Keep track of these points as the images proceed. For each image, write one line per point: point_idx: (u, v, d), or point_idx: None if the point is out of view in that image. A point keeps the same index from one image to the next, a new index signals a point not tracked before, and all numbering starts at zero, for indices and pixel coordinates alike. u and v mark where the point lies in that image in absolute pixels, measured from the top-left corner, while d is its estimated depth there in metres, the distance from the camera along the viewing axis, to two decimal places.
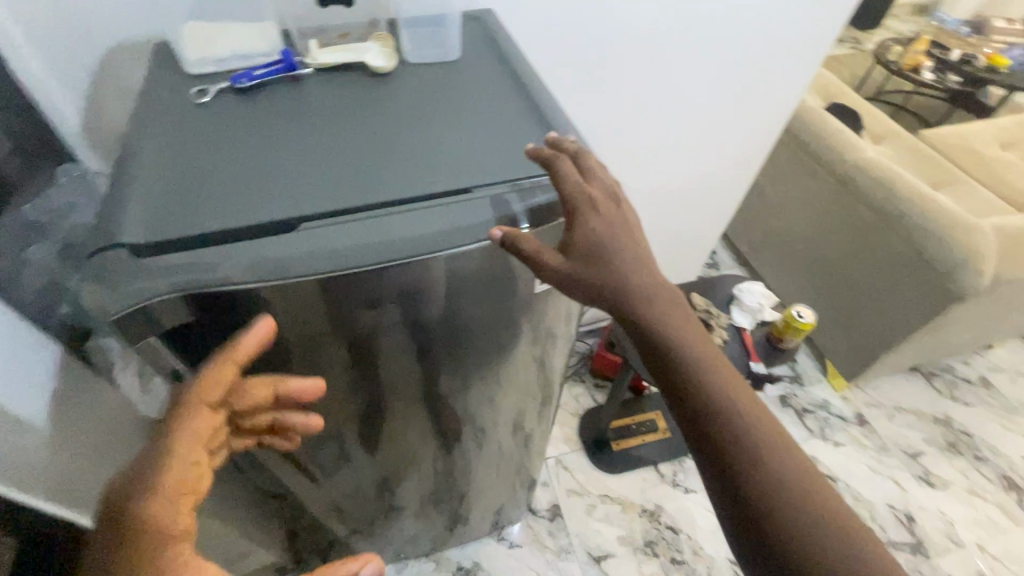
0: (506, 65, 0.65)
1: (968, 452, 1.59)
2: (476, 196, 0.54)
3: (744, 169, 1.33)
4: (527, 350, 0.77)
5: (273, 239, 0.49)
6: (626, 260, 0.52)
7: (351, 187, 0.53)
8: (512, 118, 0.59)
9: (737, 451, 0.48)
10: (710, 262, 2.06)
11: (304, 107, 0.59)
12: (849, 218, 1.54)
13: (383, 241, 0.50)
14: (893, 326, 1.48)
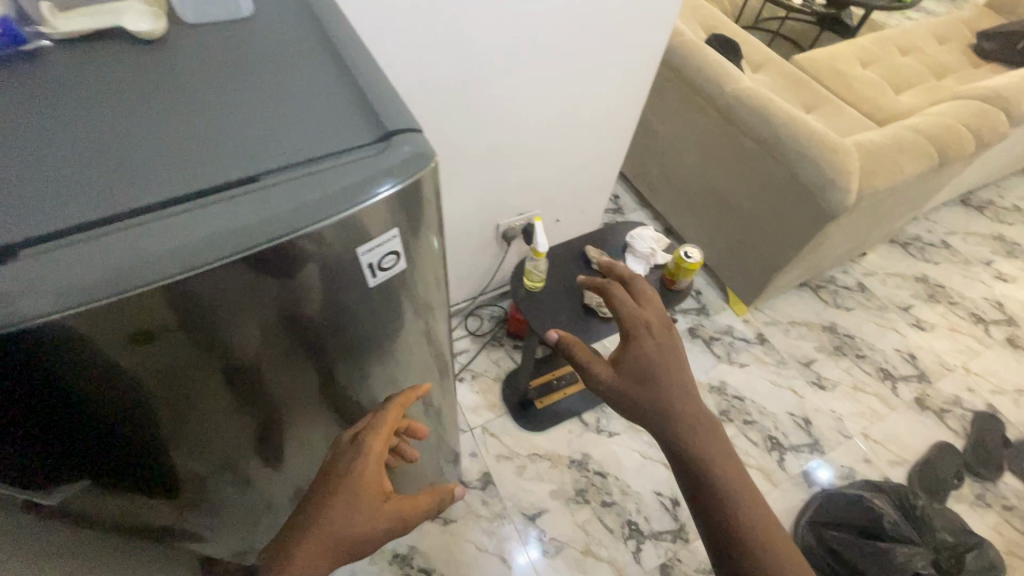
0: (316, 15, 0.56)
1: (851, 352, 1.76)
2: (298, 173, 0.44)
3: (624, 108, 1.30)
4: (410, 331, 0.70)
5: (67, 254, 0.37)
6: (661, 381, 0.73)
7: (156, 176, 0.42)
8: (325, 78, 0.50)
9: (719, 514, 0.68)
10: (615, 207, 2.08)
11: (68, 87, 0.46)
12: (734, 150, 1.58)
13: (224, 231, 0.41)
14: (779, 248, 1.56)
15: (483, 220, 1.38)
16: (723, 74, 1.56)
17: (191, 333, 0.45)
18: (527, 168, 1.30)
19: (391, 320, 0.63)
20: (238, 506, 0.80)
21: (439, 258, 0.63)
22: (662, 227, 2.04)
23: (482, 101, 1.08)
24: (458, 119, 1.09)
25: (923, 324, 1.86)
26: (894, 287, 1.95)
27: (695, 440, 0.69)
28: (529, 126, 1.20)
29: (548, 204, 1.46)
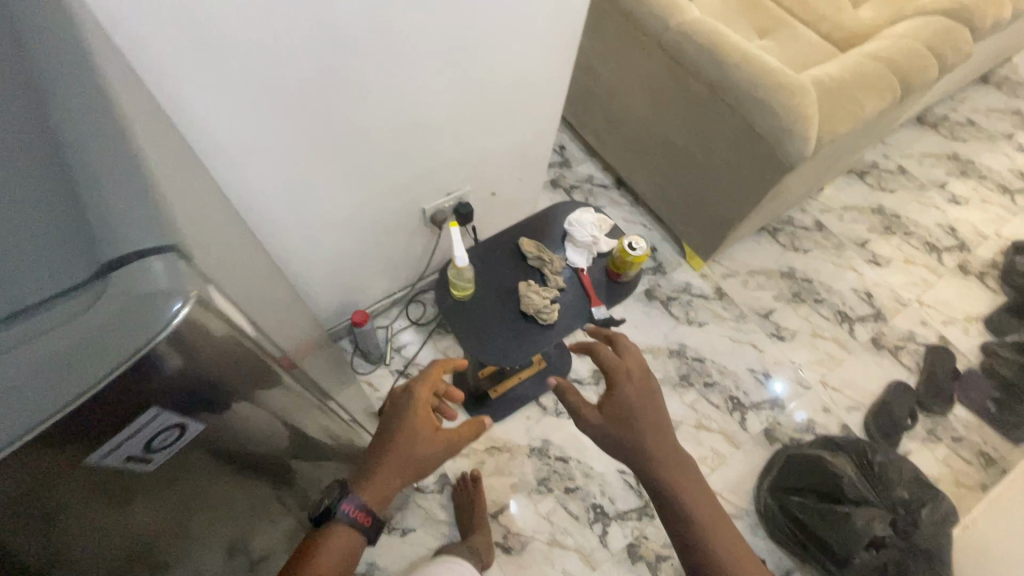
0: (29, 73, 0.40)
1: (810, 298, 1.71)
2: (34, 329, 0.30)
3: (546, 65, 1.10)
4: (287, 415, 0.56)
5: None
6: (646, 428, 0.89)
7: None
8: (37, 178, 0.36)
9: (689, 528, 0.86)
10: (561, 160, 1.89)
11: None
12: (685, 95, 1.39)
13: None
14: (734, 203, 1.44)
15: (402, 210, 1.19)
16: (668, 5, 1.34)
17: None
18: (444, 146, 1.10)
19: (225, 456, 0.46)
20: None
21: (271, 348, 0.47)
22: (612, 179, 1.88)
23: (370, 86, 0.86)
24: (340, 112, 0.87)
25: (879, 258, 1.82)
26: (851, 222, 1.89)
27: (669, 471, 0.88)
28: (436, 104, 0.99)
29: (477, 179, 1.26)
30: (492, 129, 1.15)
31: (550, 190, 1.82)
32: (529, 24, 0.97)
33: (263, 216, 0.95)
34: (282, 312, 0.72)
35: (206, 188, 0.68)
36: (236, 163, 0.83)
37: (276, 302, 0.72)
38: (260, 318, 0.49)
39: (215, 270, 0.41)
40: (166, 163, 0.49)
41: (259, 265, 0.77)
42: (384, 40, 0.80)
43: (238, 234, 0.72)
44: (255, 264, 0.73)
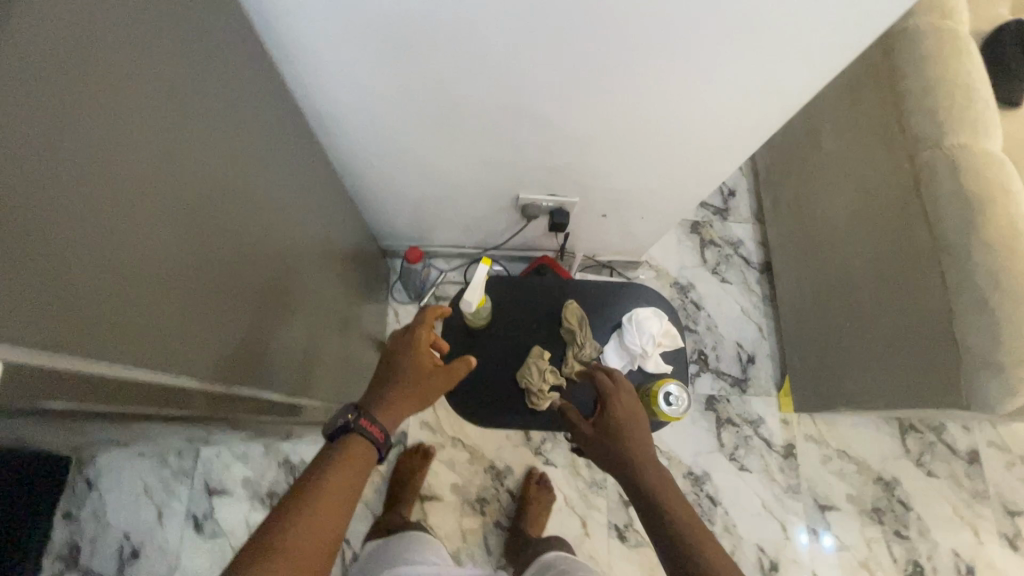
0: None
1: (890, 524, 1.36)
2: None
3: (735, 122, 0.83)
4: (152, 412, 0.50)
5: None
6: (634, 445, 0.68)
7: None
8: None
9: None
10: (720, 206, 1.59)
11: None
12: (899, 234, 1.03)
13: None
14: (872, 386, 1.10)
15: (493, 185, 1.06)
16: (959, 114, 0.96)
17: None
18: (565, 151, 0.93)
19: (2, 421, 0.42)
20: (32, 449, 0.73)
21: (104, 350, 0.40)
22: (761, 260, 1.55)
23: (493, 53, 0.70)
24: (448, 67, 0.73)
25: (1017, 540, 1.37)
26: (1018, 480, 1.42)
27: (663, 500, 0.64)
28: (569, 104, 0.80)
29: (590, 196, 1.08)
30: (629, 160, 0.95)
31: (685, 232, 1.55)
32: (729, 72, 0.72)
33: (344, 127, 0.89)
34: (262, 257, 0.66)
35: (247, 100, 0.62)
36: (323, 71, 0.75)
37: (264, 243, 0.67)
38: (130, 309, 0.42)
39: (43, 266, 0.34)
40: (129, 92, 0.41)
41: (278, 193, 0.71)
42: (527, 13, 0.63)
43: (259, 159, 0.65)
44: (264, 195, 0.67)
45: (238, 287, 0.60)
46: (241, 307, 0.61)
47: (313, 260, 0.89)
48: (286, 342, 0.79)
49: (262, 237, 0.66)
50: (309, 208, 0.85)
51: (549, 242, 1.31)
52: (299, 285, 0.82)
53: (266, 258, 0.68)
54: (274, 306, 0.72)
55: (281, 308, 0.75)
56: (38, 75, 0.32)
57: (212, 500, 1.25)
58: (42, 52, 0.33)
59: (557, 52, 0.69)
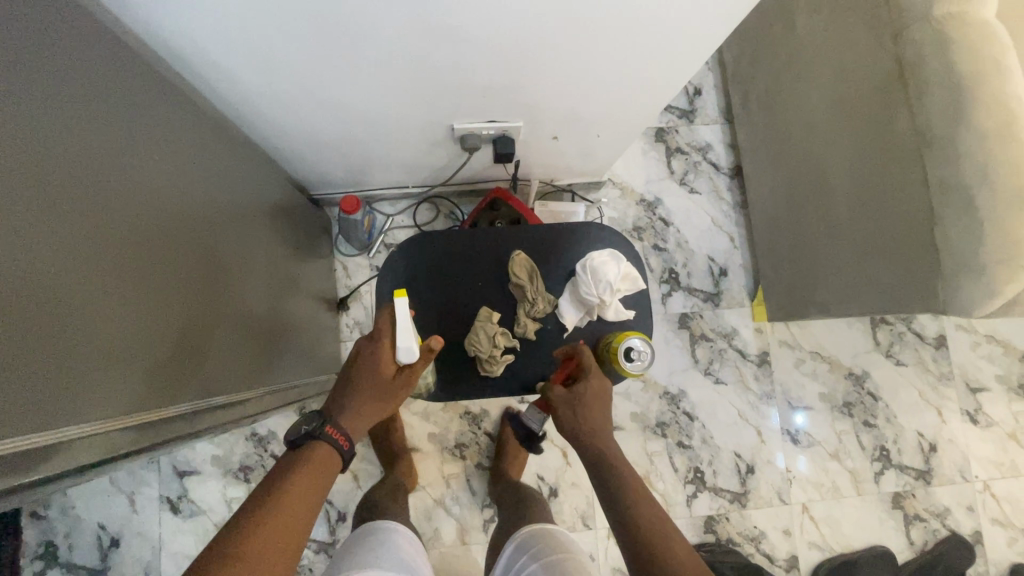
0: None
1: (859, 416, 1.40)
2: None
3: (686, 25, 0.70)
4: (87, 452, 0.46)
5: None
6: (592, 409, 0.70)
7: None
8: None
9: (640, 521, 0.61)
10: (686, 108, 1.44)
11: None
12: (879, 130, 0.92)
13: None
14: (851, 296, 1.05)
15: (420, 118, 0.91)
16: None
17: None
18: (498, 74, 0.78)
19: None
20: None
21: None
22: (731, 163, 1.45)
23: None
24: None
25: (978, 415, 1.43)
26: (982, 357, 1.46)
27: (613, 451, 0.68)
28: (488, 23, 0.65)
29: (536, 119, 0.95)
30: (573, 78, 0.81)
31: (649, 141, 1.42)
32: None
33: (217, 73, 0.73)
34: (81, 276, 0.48)
35: (30, 61, 0.45)
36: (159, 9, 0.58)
37: (77, 256, 0.48)
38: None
39: None
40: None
41: (111, 178, 0.53)
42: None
43: (43, 139, 0.45)
44: (73, 185, 0.48)
45: (23, 335, 0.42)
46: (38, 358, 0.43)
47: (216, 236, 0.75)
48: (180, 347, 0.63)
49: (78, 243, 0.48)
50: (191, 181, 0.69)
51: (499, 172, 1.18)
52: (186, 280, 0.65)
53: (105, 273, 0.51)
54: (127, 328, 0.54)
55: (150, 319, 0.58)
56: None
57: (184, 481, 1.22)
58: None
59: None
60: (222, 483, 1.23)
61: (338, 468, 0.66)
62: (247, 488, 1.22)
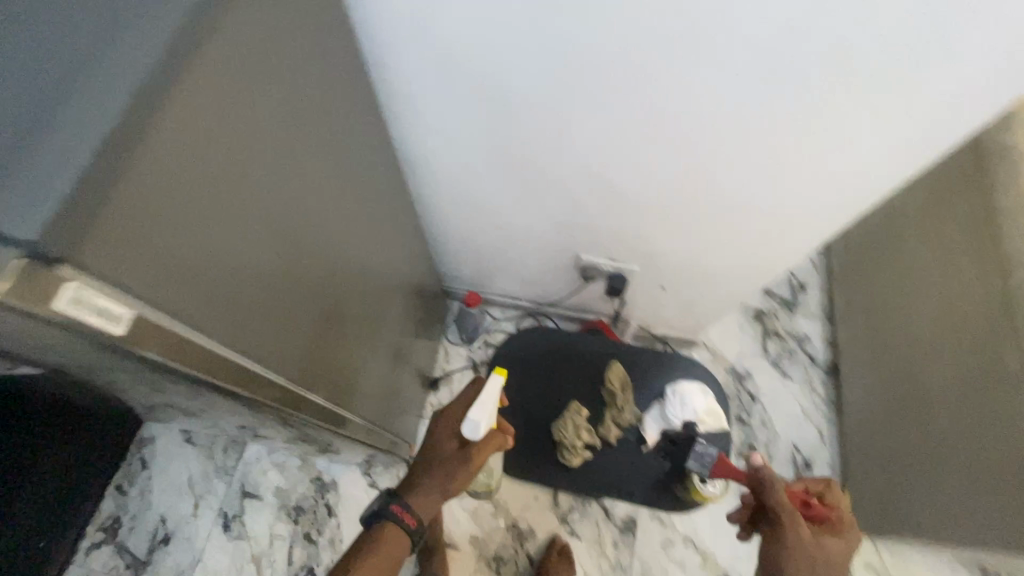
0: None
1: None
2: None
3: (791, 214, 0.85)
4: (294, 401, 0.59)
5: None
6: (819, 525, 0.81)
7: None
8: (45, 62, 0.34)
9: None
10: (788, 298, 1.54)
11: None
12: (989, 354, 0.94)
13: None
14: (955, 522, 0.97)
15: (557, 242, 1.10)
16: None
17: None
18: (631, 219, 0.96)
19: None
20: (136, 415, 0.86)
21: (227, 309, 0.45)
22: (829, 359, 1.47)
23: (573, 115, 0.76)
24: (530, 128, 0.80)
25: None
26: None
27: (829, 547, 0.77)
28: (637, 177, 0.85)
29: (651, 266, 1.10)
30: (690, 236, 0.97)
31: (748, 318, 1.51)
32: (787, 167, 0.76)
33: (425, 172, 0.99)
34: (331, 276, 0.66)
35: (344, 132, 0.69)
36: (416, 121, 0.85)
37: (331, 263, 0.66)
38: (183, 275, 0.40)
39: (200, 224, 0.41)
40: (236, 88, 0.45)
41: (358, 216, 0.74)
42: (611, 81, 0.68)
43: (343, 179, 0.68)
44: (344, 213, 0.69)
45: (304, 302, 0.59)
46: (304, 321, 0.59)
47: (385, 286, 0.95)
48: (347, 360, 0.79)
49: (333, 254, 0.67)
50: (386, 236, 0.90)
51: (605, 306, 1.32)
52: (365, 311, 0.83)
53: (338, 279, 0.70)
54: (335, 332, 0.70)
55: (344, 332, 0.74)
56: (218, 78, 0.42)
57: (245, 501, 1.30)
58: (210, 62, 0.41)
59: (634, 123, 0.74)
60: (274, 516, 1.29)
61: (406, 544, 0.77)
62: (293, 529, 1.28)
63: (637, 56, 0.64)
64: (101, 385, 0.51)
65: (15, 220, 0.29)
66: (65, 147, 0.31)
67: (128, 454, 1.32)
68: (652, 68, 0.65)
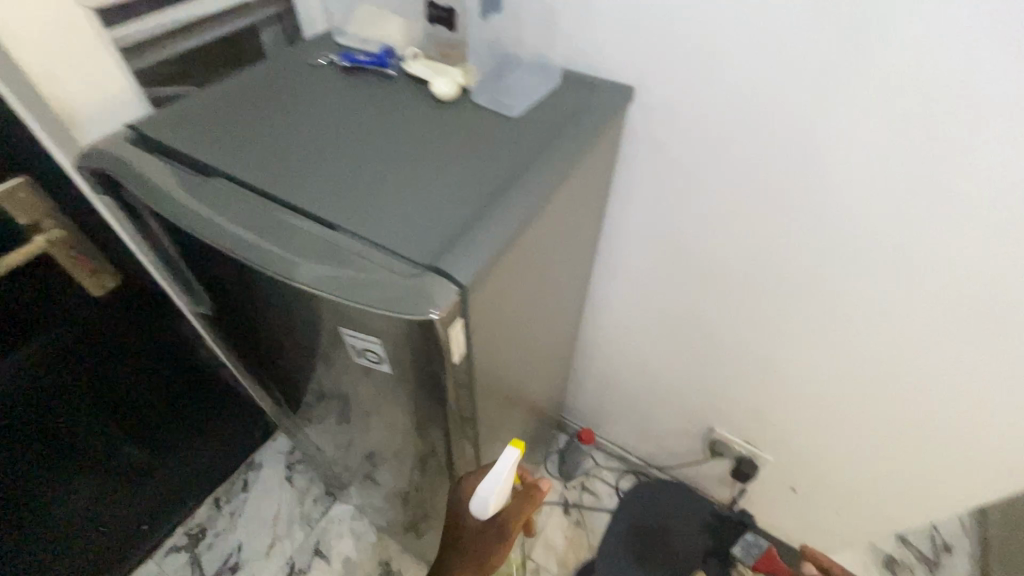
0: (558, 131, 0.58)
1: None
2: (380, 247, 0.45)
3: (969, 460, 0.82)
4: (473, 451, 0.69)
5: (238, 203, 0.49)
6: None
7: (331, 176, 0.52)
8: (480, 180, 0.51)
9: None
10: None
11: (359, 106, 0.62)
12: None
13: (291, 248, 0.45)
14: None
15: (696, 407, 1.12)
16: None
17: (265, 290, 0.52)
18: (785, 410, 0.98)
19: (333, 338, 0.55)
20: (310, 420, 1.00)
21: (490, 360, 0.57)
22: None
23: (773, 302, 0.82)
24: (721, 302, 0.88)
25: None
26: None
27: None
28: (807, 371, 0.88)
29: (789, 463, 1.07)
30: (844, 447, 0.95)
31: None
32: (979, 413, 0.75)
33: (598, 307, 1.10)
34: (524, 363, 0.79)
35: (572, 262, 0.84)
36: (614, 272, 0.97)
37: (529, 353, 0.80)
38: (487, 325, 0.52)
39: (511, 299, 0.55)
40: (560, 219, 0.60)
41: (555, 328, 0.87)
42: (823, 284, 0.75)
43: (565, 296, 0.83)
44: (552, 324, 0.81)
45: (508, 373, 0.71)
46: (502, 388, 0.71)
47: (538, 391, 1.04)
48: (496, 439, 0.88)
49: (533, 347, 0.81)
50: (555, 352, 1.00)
51: (721, 487, 1.26)
52: (521, 403, 0.93)
53: (525, 370, 0.81)
54: (505, 407, 0.81)
55: (508, 411, 0.85)
56: (556, 213, 0.57)
57: (314, 559, 1.31)
58: (559, 202, 0.57)
59: (833, 324, 0.79)
60: None
61: None
62: None
63: (861, 269, 0.70)
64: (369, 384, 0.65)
65: (461, 268, 0.43)
66: (492, 232, 0.46)
67: (234, 470, 1.43)
68: (876, 284, 0.70)
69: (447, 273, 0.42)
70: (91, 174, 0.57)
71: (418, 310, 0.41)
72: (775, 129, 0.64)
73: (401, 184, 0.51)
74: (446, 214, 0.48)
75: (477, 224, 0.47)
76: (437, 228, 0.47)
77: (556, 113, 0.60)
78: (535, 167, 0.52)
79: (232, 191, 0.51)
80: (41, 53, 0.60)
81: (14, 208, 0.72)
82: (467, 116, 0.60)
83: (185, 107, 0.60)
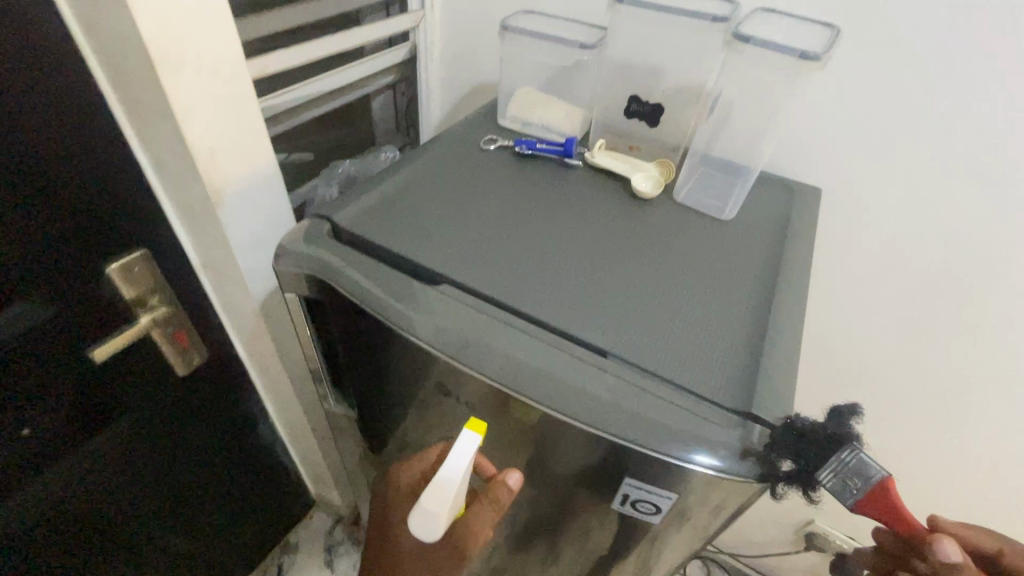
0: (783, 233, 0.55)
1: None
2: (665, 380, 0.42)
3: None
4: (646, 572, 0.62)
5: (485, 322, 0.45)
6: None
7: (570, 290, 0.49)
8: (731, 293, 0.49)
9: None
10: None
11: (551, 197, 0.59)
12: None
13: (570, 386, 0.42)
14: None
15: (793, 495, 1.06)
16: None
17: (487, 411, 0.48)
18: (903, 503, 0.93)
19: (555, 471, 0.50)
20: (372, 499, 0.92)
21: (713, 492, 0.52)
22: None
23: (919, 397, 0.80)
24: (859, 394, 0.84)
25: None
26: None
27: None
28: (944, 466, 0.85)
29: None
30: None
31: None
32: None
33: None
34: None
35: None
36: None
37: None
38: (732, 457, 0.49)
39: None
40: None
41: None
42: (995, 383, 0.72)
43: None
44: None
45: None
46: None
47: None
48: None
49: None
50: None
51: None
52: None
53: None
54: None
55: None
56: None
57: None
58: None
59: (992, 427, 0.76)
60: None
61: None
62: None
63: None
64: (551, 510, 0.57)
65: (774, 416, 0.40)
66: (783, 368, 0.43)
67: (266, 554, 1.27)
68: None
69: (764, 421, 0.40)
70: (282, 270, 0.52)
71: (746, 463, 0.38)
72: (976, 224, 0.64)
73: (654, 303, 0.48)
74: (716, 344, 0.45)
75: (763, 357, 0.43)
76: (719, 362, 0.43)
77: (768, 216, 0.57)
78: (785, 283, 0.49)
79: (473, 310, 0.46)
80: (210, 129, 0.54)
81: (127, 285, 0.64)
82: (673, 216, 0.57)
83: (370, 196, 0.56)
